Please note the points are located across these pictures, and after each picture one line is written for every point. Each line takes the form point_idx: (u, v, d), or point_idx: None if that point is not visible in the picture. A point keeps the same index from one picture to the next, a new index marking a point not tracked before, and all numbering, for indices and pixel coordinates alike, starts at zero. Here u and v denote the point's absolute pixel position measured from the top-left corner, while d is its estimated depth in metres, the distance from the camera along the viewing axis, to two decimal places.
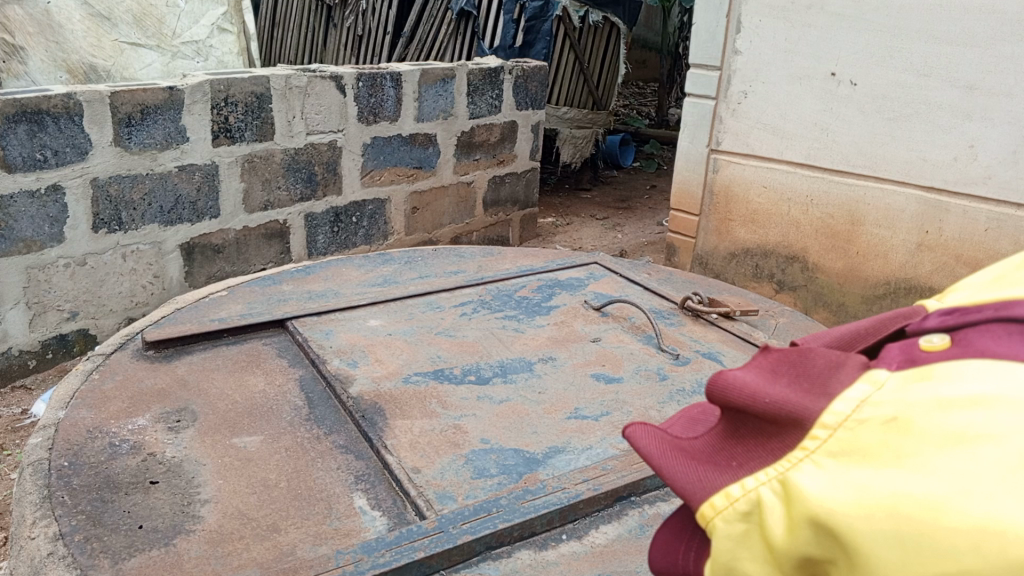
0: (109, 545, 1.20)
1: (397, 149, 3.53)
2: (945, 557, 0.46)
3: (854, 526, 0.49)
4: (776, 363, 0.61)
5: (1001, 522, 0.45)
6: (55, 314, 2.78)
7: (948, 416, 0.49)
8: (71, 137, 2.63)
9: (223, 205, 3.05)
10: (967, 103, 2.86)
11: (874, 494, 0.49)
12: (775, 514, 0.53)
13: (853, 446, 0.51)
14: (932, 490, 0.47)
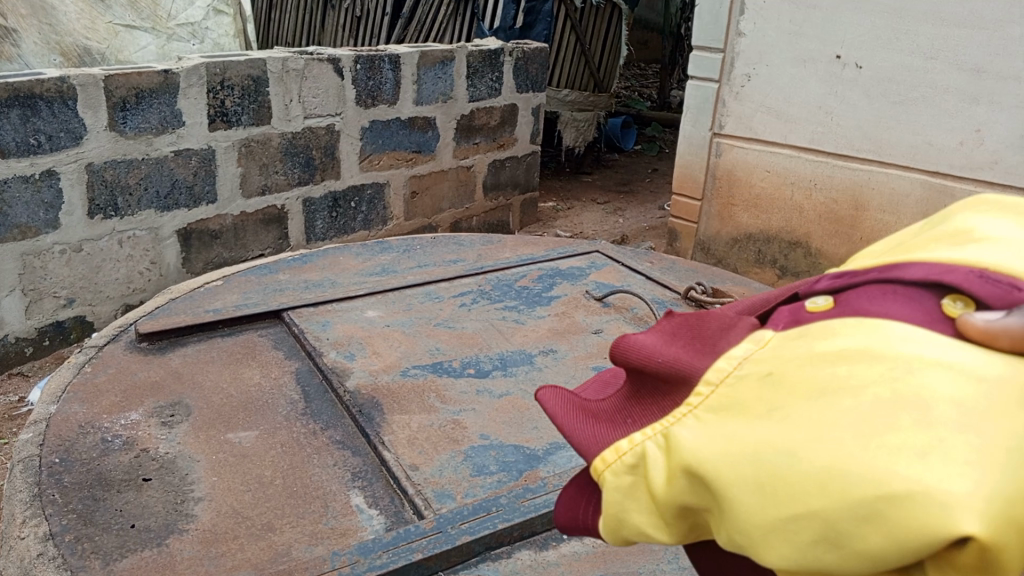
0: (100, 545, 1.17)
1: (396, 132, 3.44)
2: (798, 499, 0.51)
3: (720, 471, 0.53)
4: (676, 328, 0.66)
5: (846, 462, 0.50)
6: (51, 301, 2.69)
7: (811, 372, 0.54)
8: (64, 121, 2.53)
9: (221, 189, 2.95)
10: (974, 87, 2.81)
11: (742, 441, 0.53)
12: (654, 464, 0.57)
13: (730, 401, 0.56)
14: (788, 436, 0.52)
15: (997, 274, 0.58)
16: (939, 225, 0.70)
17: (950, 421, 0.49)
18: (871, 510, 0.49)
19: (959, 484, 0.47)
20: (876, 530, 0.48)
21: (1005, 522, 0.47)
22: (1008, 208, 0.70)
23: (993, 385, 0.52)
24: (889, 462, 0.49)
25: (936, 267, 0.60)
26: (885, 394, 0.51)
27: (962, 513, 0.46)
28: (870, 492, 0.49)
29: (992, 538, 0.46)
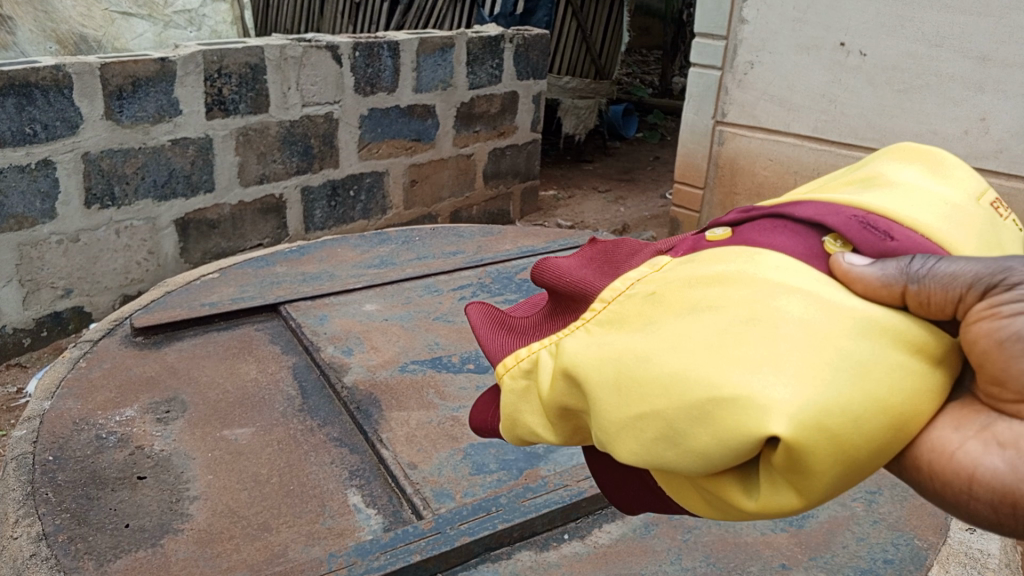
0: (94, 546, 1.15)
1: (395, 120, 3.08)
2: (642, 399, 0.55)
3: (587, 371, 0.59)
4: (595, 254, 0.74)
5: (690, 368, 0.54)
6: (49, 292, 2.43)
7: (687, 293, 0.59)
8: (60, 110, 2.27)
9: (218, 177, 2.65)
10: (980, 74, 2.74)
11: (612, 349, 0.59)
12: (545, 371, 0.63)
13: (617, 317, 0.62)
14: (647, 344, 0.57)
15: (873, 225, 0.62)
16: (860, 174, 0.74)
17: (789, 338, 0.52)
18: (699, 411, 0.52)
19: (776, 392, 0.50)
20: (702, 431, 0.52)
21: (819, 429, 0.50)
22: (932, 164, 0.73)
23: (845, 312, 0.54)
24: (723, 368, 0.52)
25: (822, 210, 0.64)
26: (740, 311, 0.55)
27: (773, 416, 0.50)
28: (701, 394, 0.52)
29: (801, 441, 0.50)
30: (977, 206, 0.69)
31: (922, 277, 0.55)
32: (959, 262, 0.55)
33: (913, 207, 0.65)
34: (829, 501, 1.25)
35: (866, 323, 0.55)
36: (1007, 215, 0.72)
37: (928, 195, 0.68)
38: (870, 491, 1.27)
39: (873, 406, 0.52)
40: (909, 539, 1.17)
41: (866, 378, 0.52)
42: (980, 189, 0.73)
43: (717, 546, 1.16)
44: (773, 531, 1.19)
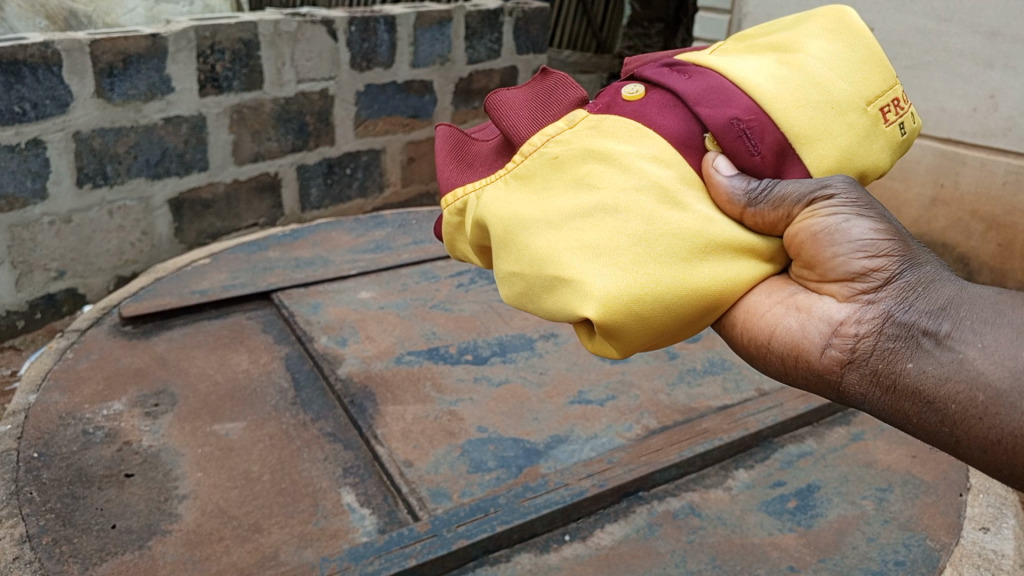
0: (79, 548, 1.11)
1: (392, 97, 2.90)
2: (520, 260, 0.78)
3: (492, 222, 0.81)
4: (539, 91, 0.89)
5: (554, 249, 0.76)
6: (42, 273, 2.29)
7: (575, 176, 0.79)
8: (50, 88, 2.13)
9: (212, 156, 2.50)
10: (989, 50, 2.34)
11: (511, 210, 0.80)
12: (471, 208, 0.86)
13: (526, 174, 0.82)
14: (536, 216, 0.79)
15: (747, 133, 0.79)
16: (789, 41, 0.85)
17: (630, 235, 0.75)
18: (551, 281, 0.76)
19: (601, 279, 0.74)
20: (549, 294, 0.76)
21: (625, 315, 0.74)
22: (852, 52, 0.84)
23: (690, 214, 0.76)
24: (576, 253, 0.75)
25: (713, 100, 0.80)
26: (605, 205, 0.76)
27: (593, 297, 0.73)
28: (555, 271, 0.76)
29: (607, 319, 0.73)
30: (867, 111, 0.82)
31: (762, 197, 0.77)
32: (794, 190, 0.77)
33: (795, 111, 0.79)
34: (838, 499, 1.21)
35: (709, 225, 0.76)
36: (899, 117, 0.84)
37: (817, 90, 0.80)
38: (880, 488, 1.23)
39: (680, 295, 0.75)
40: (921, 540, 1.13)
41: (683, 274, 0.75)
42: (887, 90, 0.84)
43: (724, 547, 1.12)
44: (781, 530, 1.15)
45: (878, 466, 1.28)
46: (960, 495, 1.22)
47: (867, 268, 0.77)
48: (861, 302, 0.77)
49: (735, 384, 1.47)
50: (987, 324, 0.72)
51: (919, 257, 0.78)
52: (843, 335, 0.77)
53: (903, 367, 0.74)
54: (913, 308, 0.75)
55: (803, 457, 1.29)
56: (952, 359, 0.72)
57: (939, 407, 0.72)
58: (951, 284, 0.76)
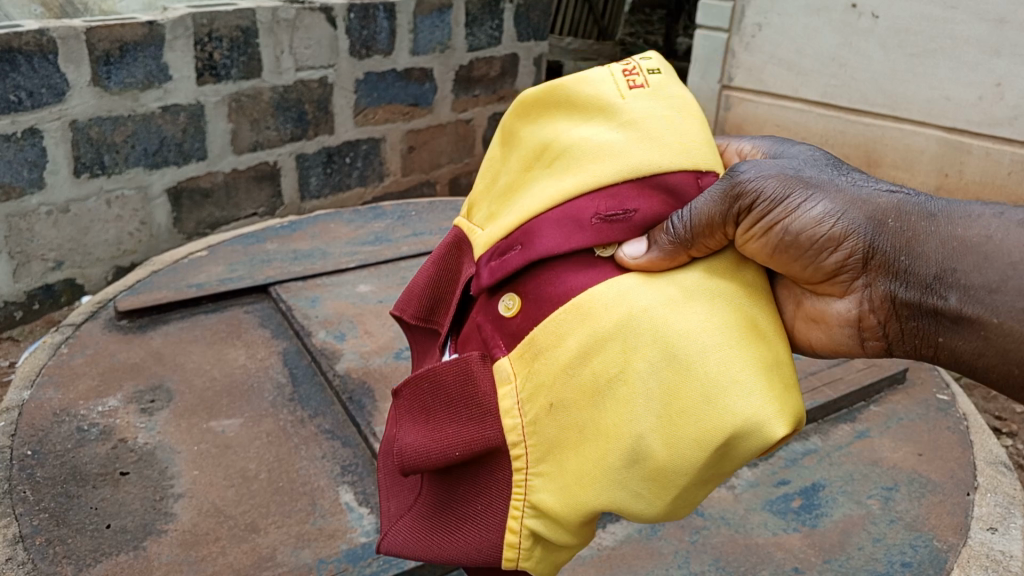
0: (73, 549, 1.09)
1: (391, 85, 2.87)
2: (666, 476, 0.67)
3: (588, 502, 0.68)
4: (422, 400, 0.79)
5: (683, 442, 0.66)
6: (40, 264, 2.27)
7: (556, 400, 0.70)
8: (45, 76, 2.09)
9: (211, 145, 2.47)
10: (995, 38, 2.29)
11: (585, 469, 0.69)
12: (546, 528, 0.72)
13: (544, 440, 0.71)
14: (615, 440, 0.68)
15: (610, 213, 0.74)
16: (537, 141, 0.80)
17: (707, 360, 0.66)
18: (721, 452, 0.67)
19: (727, 408, 0.65)
20: (732, 457, 0.68)
21: (784, 403, 0.67)
22: (564, 104, 0.79)
23: (695, 310, 0.69)
24: (686, 428, 0.66)
25: (562, 234, 0.73)
26: (626, 396, 0.67)
27: (754, 422, 0.65)
28: (713, 449, 0.66)
29: (783, 413, 0.66)
30: (630, 105, 0.77)
31: (693, 234, 0.73)
32: (708, 205, 0.74)
33: (611, 167, 0.74)
34: (844, 498, 1.19)
35: (699, 293, 0.71)
36: (639, 71, 0.79)
37: (604, 138, 0.75)
38: (886, 487, 1.21)
39: (774, 359, 0.70)
40: (928, 540, 1.11)
41: (753, 339, 0.69)
42: (610, 79, 0.78)
43: (727, 548, 1.10)
44: (786, 530, 1.13)
45: (884, 464, 1.26)
46: (967, 494, 1.20)
47: (842, 259, 0.76)
48: (861, 290, 0.78)
49: None
50: (992, 290, 0.71)
51: (878, 212, 0.75)
52: (866, 323, 0.79)
53: (934, 340, 0.76)
54: (910, 283, 0.75)
55: (808, 456, 1.28)
56: (975, 333, 0.73)
57: (977, 369, 0.75)
58: (932, 236, 0.74)
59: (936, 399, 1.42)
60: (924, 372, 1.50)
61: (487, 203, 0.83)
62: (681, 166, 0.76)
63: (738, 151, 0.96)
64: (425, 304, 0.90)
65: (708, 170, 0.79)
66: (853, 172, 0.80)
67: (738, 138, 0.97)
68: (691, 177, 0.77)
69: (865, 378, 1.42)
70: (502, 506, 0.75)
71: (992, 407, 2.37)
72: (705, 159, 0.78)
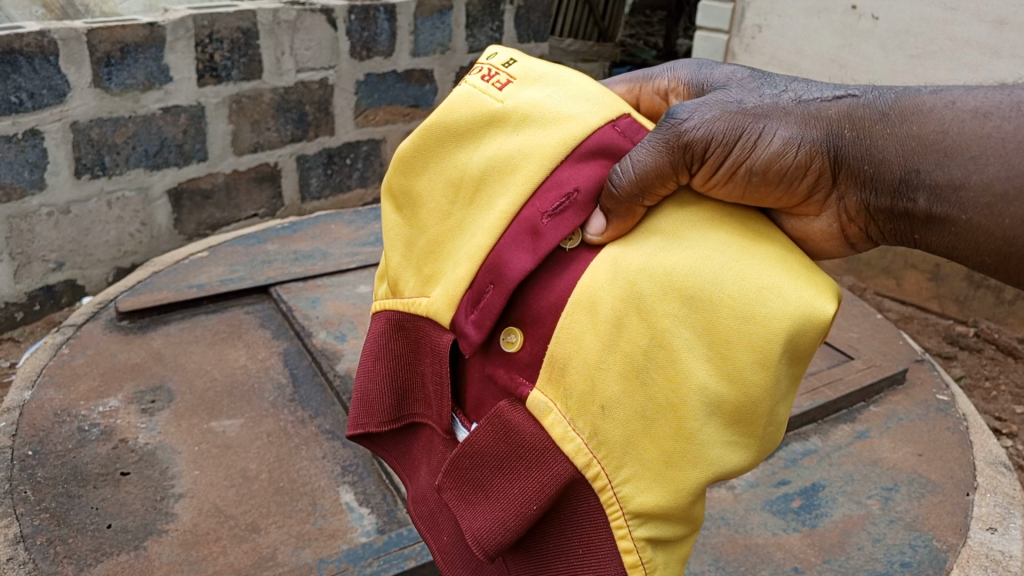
0: (74, 549, 1.09)
1: (392, 86, 2.87)
2: (754, 408, 0.65)
3: (688, 470, 0.65)
4: (468, 481, 0.73)
5: (751, 375, 0.64)
6: (41, 265, 2.27)
7: (604, 401, 0.67)
8: (46, 78, 2.09)
9: (211, 146, 2.47)
10: (995, 40, 2.29)
11: (665, 444, 0.66)
12: (657, 523, 0.66)
13: (606, 443, 0.67)
14: (684, 407, 0.65)
15: (558, 205, 0.71)
16: (449, 179, 0.77)
17: (732, 289, 0.65)
18: (790, 356, 0.66)
19: (772, 314, 0.64)
20: (798, 358, 0.67)
21: (814, 284, 0.67)
22: (450, 139, 0.77)
23: (690, 252, 0.67)
24: (745, 358, 0.64)
25: (522, 251, 0.70)
26: (674, 364, 0.65)
27: (801, 309, 0.64)
28: (780, 359, 0.65)
29: (817, 289, 0.66)
30: (514, 103, 0.76)
31: (642, 187, 0.69)
32: (650, 152, 0.70)
33: (533, 165, 0.72)
34: (844, 498, 1.19)
35: (686, 236, 0.69)
36: (499, 75, 0.78)
37: (517, 145, 0.74)
38: (886, 487, 1.21)
39: (784, 257, 0.69)
40: (928, 540, 1.11)
41: (754, 249, 0.68)
42: (482, 95, 0.77)
43: (727, 548, 1.11)
44: (786, 530, 1.13)
45: (884, 465, 1.26)
46: (967, 494, 1.20)
47: (810, 177, 0.73)
48: (836, 202, 0.75)
49: None
50: (958, 186, 0.70)
51: (832, 123, 0.73)
52: (850, 233, 0.76)
53: (913, 239, 0.75)
54: (880, 189, 0.73)
55: (808, 456, 1.28)
56: (949, 230, 0.72)
57: (954, 259, 0.75)
58: (891, 135, 0.72)
59: (936, 399, 1.42)
60: (924, 372, 1.50)
61: (414, 271, 0.78)
62: (593, 124, 0.74)
63: (656, 89, 0.91)
64: (387, 409, 0.83)
65: (619, 114, 0.77)
66: (786, 82, 0.77)
67: (652, 75, 0.91)
68: (609, 128, 0.75)
69: (865, 379, 1.42)
70: (606, 530, 0.68)
71: (991, 407, 2.38)
72: (610, 107, 0.77)
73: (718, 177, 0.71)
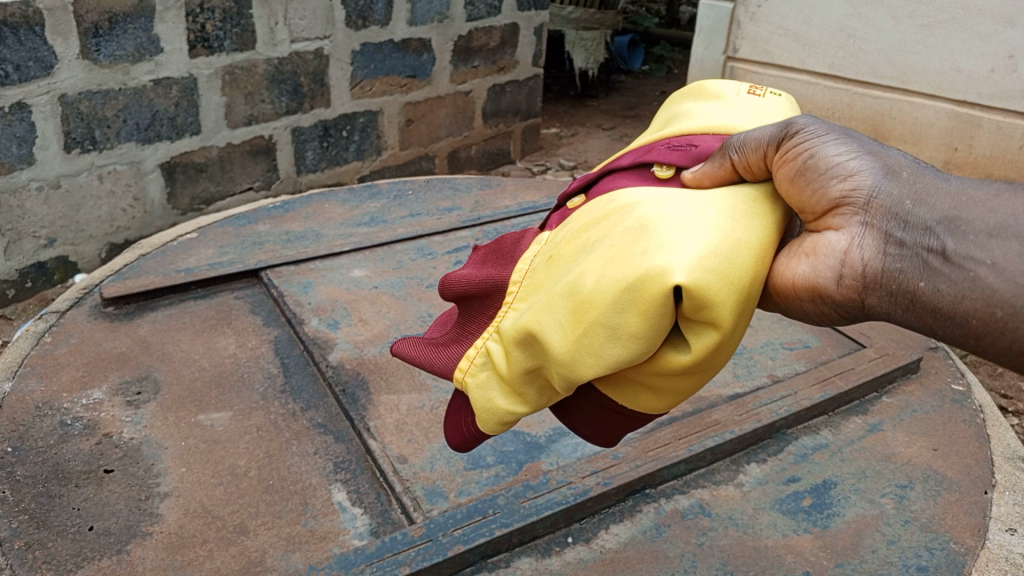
0: (54, 553, 1.05)
1: (389, 56, 2.78)
2: (585, 306, 0.67)
3: (529, 323, 0.70)
4: (483, 258, 0.87)
5: (607, 279, 0.66)
6: (31, 241, 2.21)
7: (557, 257, 0.74)
8: (32, 49, 2.01)
9: (204, 119, 2.39)
10: (1010, 8, 2.20)
11: (537, 304, 0.71)
12: (497, 358, 0.73)
13: (533, 287, 0.74)
14: (570, 273, 0.69)
15: (677, 143, 0.81)
16: (667, 116, 0.91)
17: (663, 229, 0.66)
18: (630, 301, 0.65)
19: (651, 256, 0.65)
20: (639, 313, 0.65)
21: (712, 265, 0.64)
22: (688, 94, 0.92)
23: (683, 201, 0.70)
24: (613, 271, 0.66)
25: (638, 156, 0.81)
26: (598, 239, 0.70)
27: (661, 268, 0.64)
28: (626, 289, 0.65)
29: (697, 277, 0.63)
30: (739, 100, 0.88)
31: (742, 147, 0.74)
32: (759, 129, 0.75)
33: (701, 126, 0.84)
34: (856, 496, 1.14)
35: (711, 195, 0.72)
36: (765, 92, 0.91)
37: (707, 113, 0.86)
38: (901, 484, 1.16)
39: (736, 253, 0.66)
40: (945, 542, 1.07)
41: (722, 232, 0.67)
42: (739, 85, 0.90)
43: (735, 551, 1.06)
44: (796, 532, 1.09)
45: (898, 460, 1.21)
46: (985, 492, 1.15)
47: (847, 192, 0.72)
48: (856, 228, 0.71)
49: (746, 370, 1.39)
50: (993, 236, 0.65)
51: (896, 165, 0.73)
52: (852, 270, 0.71)
53: (913, 288, 0.68)
54: (910, 225, 0.69)
55: (819, 451, 1.23)
56: (964, 277, 0.66)
57: (958, 323, 0.67)
58: (946, 184, 0.69)
59: (951, 389, 1.37)
60: (939, 361, 1.45)
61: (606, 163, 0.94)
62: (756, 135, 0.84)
63: None
64: None
65: None
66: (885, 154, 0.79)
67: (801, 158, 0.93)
68: None
69: (878, 368, 1.36)
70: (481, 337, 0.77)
71: (997, 385, 2.33)
72: None
73: (788, 154, 0.73)
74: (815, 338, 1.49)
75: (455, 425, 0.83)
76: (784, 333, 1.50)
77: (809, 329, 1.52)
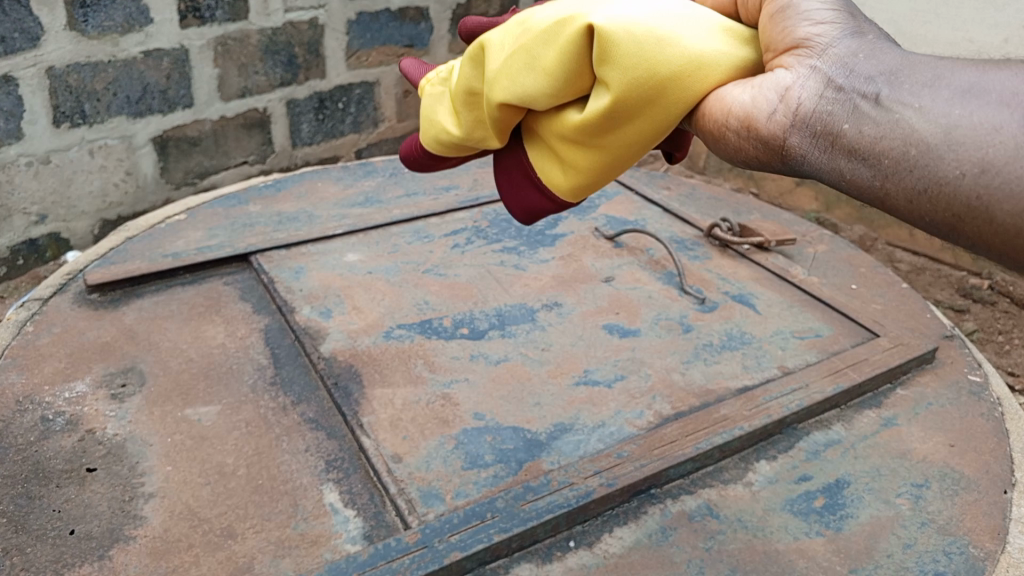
0: (32, 560, 1.00)
1: (386, 26, 2.67)
2: (525, 31, 0.90)
3: (488, 38, 0.95)
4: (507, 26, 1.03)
5: (552, 16, 0.88)
6: (21, 218, 2.15)
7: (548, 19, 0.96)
8: (17, 20, 1.93)
9: (197, 91, 2.31)
10: None
11: (506, 28, 0.94)
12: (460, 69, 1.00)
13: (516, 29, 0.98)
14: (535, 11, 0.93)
15: None
16: None
17: (617, 1, 0.87)
18: (553, 35, 0.87)
19: (589, 10, 0.86)
20: (552, 48, 0.87)
21: (630, 28, 0.84)
22: None
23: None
24: (559, 11, 0.89)
25: None
26: None
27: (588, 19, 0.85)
28: (555, 27, 0.87)
29: (607, 31, 0.84)
30: None
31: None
32: None
33: None
34: (871, 497, 1.10)
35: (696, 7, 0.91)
36: None
37: None
38: (917, 484, 1.12)
39: (663, 41, 0.85)
40: (964, 547, 1.02)
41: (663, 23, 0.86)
42: None
43: (744, 555, 1.02)
44: (808, 535, 1.04)
45: (913, 457, 1.16)
46: (1004, 492, 1.11)
47: (808, 37, 0.85)
48: (805, 72, 0.85)
49: (755, 362, 1.34)
50: (927, 91, 0.79)
51: (864, 32, 0.87)
52: (793, 109, 0.84)
53: (839, 127, 0.82)
54: (854, 74, 0.83)
55: (831, 447, 1.18)
56: (889, 118, 0.79)
57: (874, 159, 0.80)
58: (896, 53, 0.84)
59: (968, 380, 1.32)
60: (954, 351, 1.39)
61: None
62: None
63: None
64: None
65: None
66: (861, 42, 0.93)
67: None
68: None
69: (891, 359, 1.31)
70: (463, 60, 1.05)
71: (1005, 361, 2.32)
72: None
73: None
74: (826, 326, 1.43)
75: (418, 136, 1.13)
76: (794, 321, 1.45)
77: (819, 317, 1.46)
